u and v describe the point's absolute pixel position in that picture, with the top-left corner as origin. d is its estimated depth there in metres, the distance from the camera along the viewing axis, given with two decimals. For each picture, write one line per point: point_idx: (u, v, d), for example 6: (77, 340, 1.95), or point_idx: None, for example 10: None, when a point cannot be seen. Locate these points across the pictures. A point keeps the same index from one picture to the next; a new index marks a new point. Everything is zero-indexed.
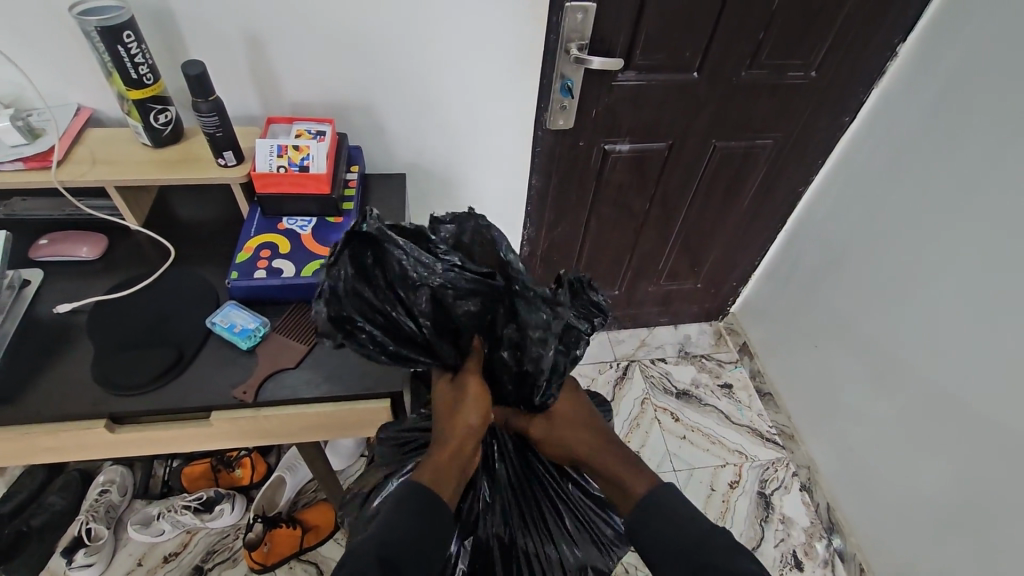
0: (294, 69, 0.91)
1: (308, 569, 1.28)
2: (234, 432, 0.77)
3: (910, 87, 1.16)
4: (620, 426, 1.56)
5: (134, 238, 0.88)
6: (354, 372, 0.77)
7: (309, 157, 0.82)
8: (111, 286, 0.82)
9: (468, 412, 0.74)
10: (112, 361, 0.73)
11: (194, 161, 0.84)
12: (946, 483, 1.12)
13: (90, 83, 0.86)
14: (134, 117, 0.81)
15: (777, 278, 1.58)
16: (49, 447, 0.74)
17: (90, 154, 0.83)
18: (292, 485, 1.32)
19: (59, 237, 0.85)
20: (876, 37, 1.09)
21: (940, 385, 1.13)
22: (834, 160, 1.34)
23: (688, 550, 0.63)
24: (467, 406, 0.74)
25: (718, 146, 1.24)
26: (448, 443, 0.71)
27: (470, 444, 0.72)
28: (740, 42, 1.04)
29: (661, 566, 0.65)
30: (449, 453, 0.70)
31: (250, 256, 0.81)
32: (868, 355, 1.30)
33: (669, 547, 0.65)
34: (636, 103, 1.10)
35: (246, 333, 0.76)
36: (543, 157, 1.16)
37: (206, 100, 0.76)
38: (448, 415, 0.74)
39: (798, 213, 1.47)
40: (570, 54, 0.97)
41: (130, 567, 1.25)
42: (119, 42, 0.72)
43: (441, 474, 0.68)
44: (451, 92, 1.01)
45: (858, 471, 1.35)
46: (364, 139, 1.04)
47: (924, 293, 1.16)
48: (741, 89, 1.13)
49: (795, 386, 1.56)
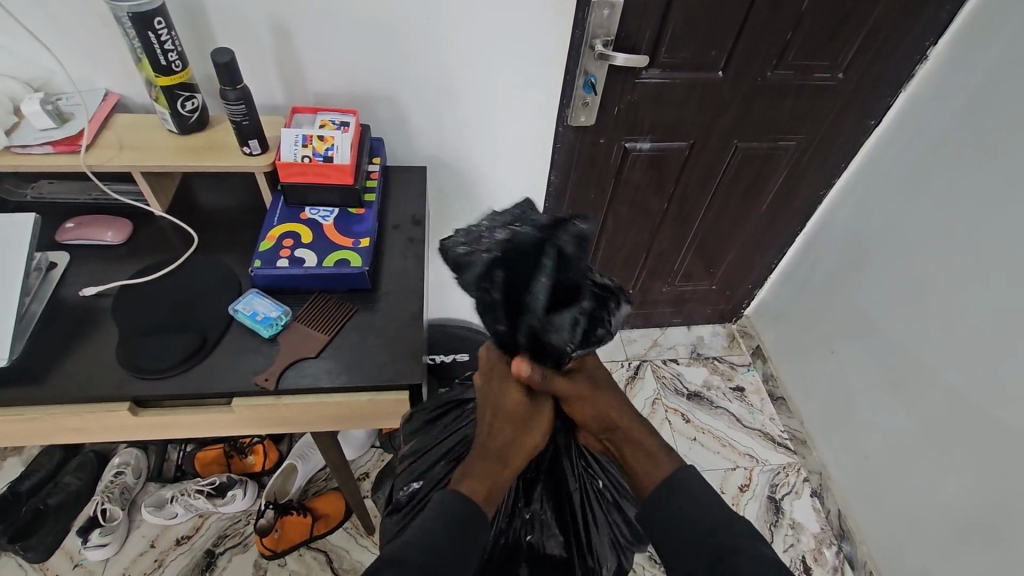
0: (320, 59, 0.92)
1: (318, 557, 1.29)
2: (253, 419, 0.78)
3: (939, 91, 1.14)
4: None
5: (158, 224, 0.89)
6: (374, 363, 0.78)
7: (333, 148, 0.82)
8: (135, 271, 0.83)
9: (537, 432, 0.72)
10: (136, 345, 0.74)
11: (220, 148, 0.85)
12: (963, 494, 1.11)
13: (119, 69, 0.86)
14: (162, 104, 0.81)
15: (794, 281, 1.57)
16: (72, 428, 0.75)
17: (117, 139, 0.84)
18: (304, 473, 1.33)
19: (85, 220, 0.86)
20: (906, 40, 1.08)
21: (959, 395, 1.11)
22: (856, 164, 1.33)
23: (702, 535, 0.61)
24: (532, 424, 0.72)
25: (741, 146, 1.23)
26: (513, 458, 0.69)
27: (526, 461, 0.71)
28: (766, 43, 1.03)
29: (674, 550, 0.63)
30: (509, 473, 0.68)
31: (273, 245, 0.81)
32: (886, 362, 1.29)
33: (687, 533, 0.62)
34: (658, 101, 1.10)
35: (268, 321, 0.77)
36: (563, 153, 1.16)
37: (234, 88, 0.76)
38: (518, 429, 0.71)
39: (818, 216, 1.45)
40: (594, 50, 0.96)
41: (143, 548, 1.27)
42: (149, 28, 0.73)
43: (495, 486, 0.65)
44: (474, 86, 1.00)
45: (872, 478, 1.33)
46: (386, 130, 1.04)
47: (946, 301, 1.15)
48: (766, 90, 1.12)
49: (809, 391, 1.54)
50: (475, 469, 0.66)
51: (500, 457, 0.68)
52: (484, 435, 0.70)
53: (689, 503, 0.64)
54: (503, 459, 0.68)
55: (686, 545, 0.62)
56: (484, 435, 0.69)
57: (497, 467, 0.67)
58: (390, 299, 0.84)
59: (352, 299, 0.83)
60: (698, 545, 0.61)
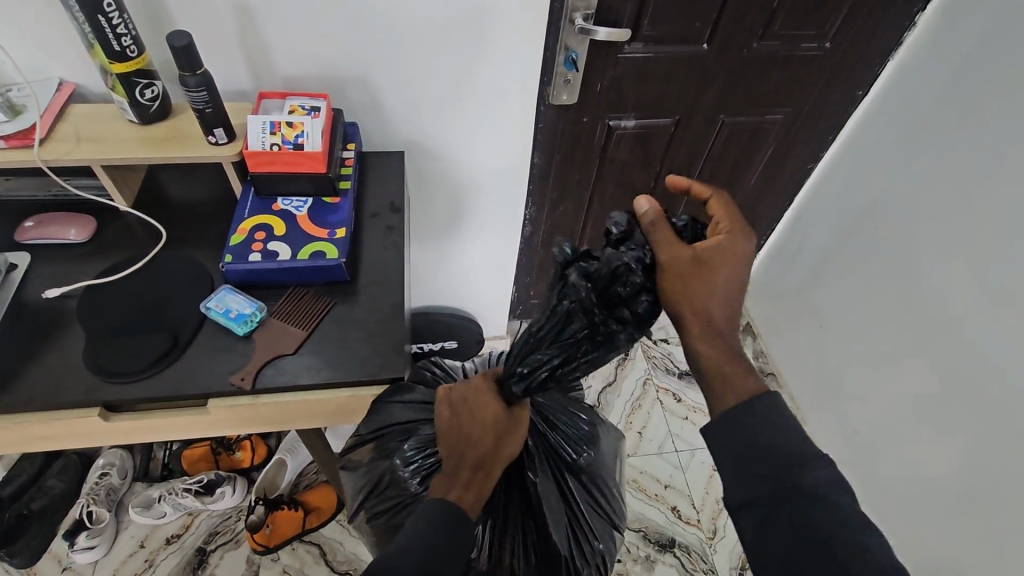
0: (286, 41, 0.87)
1: (311, 550, 1.28)
2: (232, 419, 0.75)
3: (927, 58, 1.12)
4: (621, 408, 1.55)
5: (124, 220, 0.85)
6: (355, 358, 0.75)
7: (303, 135, 0.79)
8: (102, 269, 0.79)
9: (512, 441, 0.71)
10: (104, 348, 0.71)
11: (184, 138, 0.81)
12: (951, 464, 1.12)
13: (73, 56, 0.81)
14: (119, 92, 0.77)
15: (784, 256, 1.56)
16: (42, 436, 0.73)
17: (74, 132, 0.79)
18: (293, 467, 1.32)
19: (45, 219, 0.82)
20: (893, 7, 1.05)
21: (949, 366, 1.12)
22: (844, 136, 1.31)
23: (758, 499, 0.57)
24: (508, 438, 0.71)
25: (727, 121, 1.20)
26: (494, 466, 0.67)
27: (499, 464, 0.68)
28: (753, 12, 1.00)
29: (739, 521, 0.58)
30: (492, 481, 0.66)
31: (244, 238, 0.78)
32: (875, 336, 1.29)
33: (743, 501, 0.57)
34: (642, 77, 1.07)
35: (242, 318, 0.74)
36: (546, 133, 1.13)
37: (194, 73, 0.72)
38: (499, 440, 0.69)
39: (807, 190, 1.43)
40: (574, 25, 0.94)
41: (132, 549, 1.26)
42: (99, 12, 0.68)
43: (473, 491, 0.64)
44: (451, 66, 0.96)
45: (862, 451, 1.34)
46: (361, 114, 1.00)
47: (935, 273, 1.14)
48: (752, 62, 1.09)
49: (798, 366, 1.55)
50: (459, 476, 0.64)
51: (480, 466, 0.66)
52: (464, 440, 0.68)
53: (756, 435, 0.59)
54: (486, 469, 0.66)
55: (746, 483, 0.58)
56: (469, 448, 0.67)
57: (476, 473, 0.65)
58: (370, 291, 0.81)
59: (329, 292, 0.80)
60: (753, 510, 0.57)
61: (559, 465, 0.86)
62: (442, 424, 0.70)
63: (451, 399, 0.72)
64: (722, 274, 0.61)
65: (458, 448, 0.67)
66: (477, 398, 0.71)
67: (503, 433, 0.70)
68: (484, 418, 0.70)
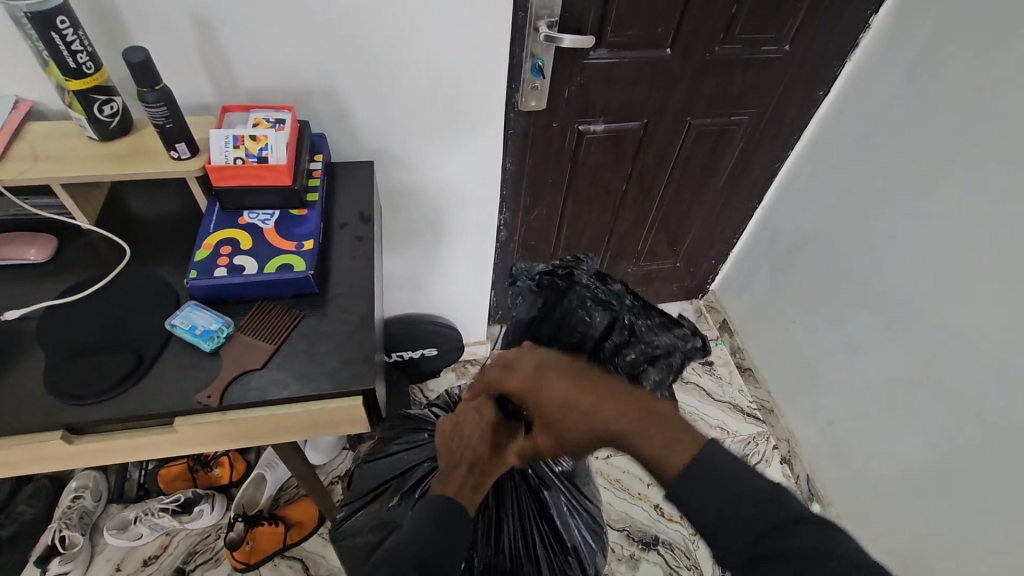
0: (250, 53, 0.87)
1: (293, 565, 1.27)
2: (202, 437, 0.75)
3: (885, 58, 1.15)
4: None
5: (87, 238, 0.84)
6: (326, 370, 0.75)
7: (267, 148, 0.78)
8: (63, 289, 0.78)
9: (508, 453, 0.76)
10: (66, 370, 0.70)
11: (146, 154, 0.80)
12: (924, 453, 1.15)
13: (28, 75, 0.80)
14: (76, 109, 0.76)
15: (756, 254, 1.59)
16: (4, 462, 0.71)
17: (32, 150, 0.78)
18: (273, 482, 1.30)
19: (4, 239, 0.80)
20: (846, 13, 1.09)
21: (916, 358, 1.15)
22: (809, 135, 1.34)
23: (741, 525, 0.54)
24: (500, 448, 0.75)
25: (694, 123, 1.22)
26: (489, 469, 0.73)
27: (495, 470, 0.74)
28: (714, 17, 1.02)
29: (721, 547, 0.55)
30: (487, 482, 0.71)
31: (210, 253, 0.77)
32: (847, 330, 1.32)
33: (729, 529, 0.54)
34: (609, 82, 1.08)
35: (208, 334, 0.73)
36: (517, 139, 1.13)
37: (153, 89, 0.72)
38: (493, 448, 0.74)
39: (775, 188, 1.46)
40: (540, 33, 0.95)
41: (108, 573, 1.23)
42: (52, 29, 0.67)
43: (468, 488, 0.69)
44: (417, 74, 0.96)
45: (839, 443, 1.37)
46: (329, 125, 1.00)
47: (900, 267, 1.17)
48: (716, 65, 1.11)
49: (774, 362, 1.57)
50: (455, 474, 0.70)
51: (476, 467, 0.72)
52: (461, 447, 0.74)
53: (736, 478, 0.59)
54: (482, 470, 0.72)
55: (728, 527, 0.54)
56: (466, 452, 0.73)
57: (469, 473, 0.70)
58: (341, 302, 0.81)
59: (299, 305, 0.80)
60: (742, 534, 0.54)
61: (559, 473, 1.00)
62: (444, 436, 0.77)
63: (452, 420, 0.79)
64: (569, 420, 0.69)
65: (454, 455, 0.73)
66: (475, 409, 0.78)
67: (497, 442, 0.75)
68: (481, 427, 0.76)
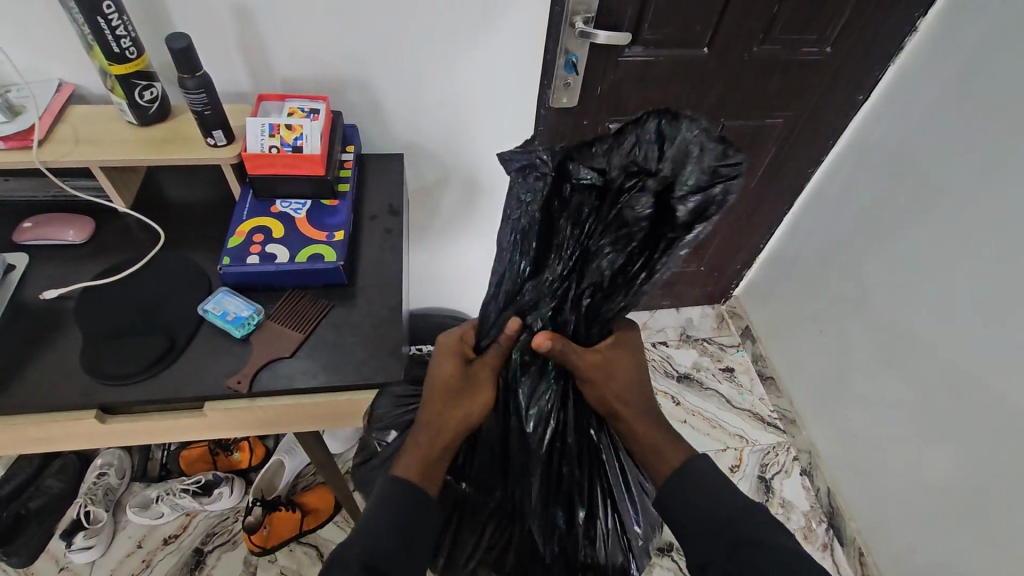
0: (285, 43, 0.87)
1: (309, 552, 1.28)
2: (229, 421, 0.76)
3: (933, 63, 1.11)
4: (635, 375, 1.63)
5: (123, 221, 0.85)
6: (354, 360, 0.75)
7: (303, 137, 0.79)
8: (99, 271, 0.79)
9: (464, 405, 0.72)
10: (100, 351, 0.71)
11: (183, 140, 0.80)
12: (951, 469, 1.11)
13: (73, 59, 0.82)
14: (118, 94, 0.76)
15: (782, 262, 1.56)
16: (39, 438, 0.73)
17: (73, 133, 0.79)
18: (292, 468, 1.32)
19: (45, 220, 0.82)
20: (893, 14, 1.05)
21: (948, 373, 1.11)
22: (844, 143, 1.31)
23: (719, 526, 0.61)
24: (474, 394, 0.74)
25: (728, 125, 1.19)
26: (442, 434, 0.70)
27: (447, 433, 0.70)
28: (753, 18, 1.00)
29: (698, 539, 0.62)
30: (441, 446, 0.69)
31: (243, 240, 0.78)
32: (876, 340, 1.28)
33: (705, 523, 0.62)
34: (643, 79, 1.06)
35: (239, 321, 0.74)
36: (546, 136, 1.12)
37: (193, 76, 0.72)
38: (455, 395, 0.73)
39: (806, 194, 1.44)
40: (574, 29, 0.93)
41: (129, 549, 1.26)
42: (98, 13, 0.68)
43: (427, 467, 0.67)
44: (450, 69, 0.96)
45: (862, 456, 1.34)
46: (362, 117, 1.00)
47: (937, 279, 1.13)
48: (753, 66, 1.08)
49: (797, 370, 1.55)
50: (416, 444, 0.68)
51: (434, 429, 0.70)
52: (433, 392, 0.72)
53: (696, 486, 0.65)
54: (437, 431, 0.70)
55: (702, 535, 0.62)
56: (432, 415, 0.71)
57: (426, 435, 0.69)
58: (368, 293, 0.81)
59: (327, 295, 0.80)
60: (715, 537, 0.61)
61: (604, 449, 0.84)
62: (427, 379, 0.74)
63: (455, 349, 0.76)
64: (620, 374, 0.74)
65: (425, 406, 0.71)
66: (446, 342, 0.76)
67: (463, 388, 0.73)
68: (443, 370, 0.73)
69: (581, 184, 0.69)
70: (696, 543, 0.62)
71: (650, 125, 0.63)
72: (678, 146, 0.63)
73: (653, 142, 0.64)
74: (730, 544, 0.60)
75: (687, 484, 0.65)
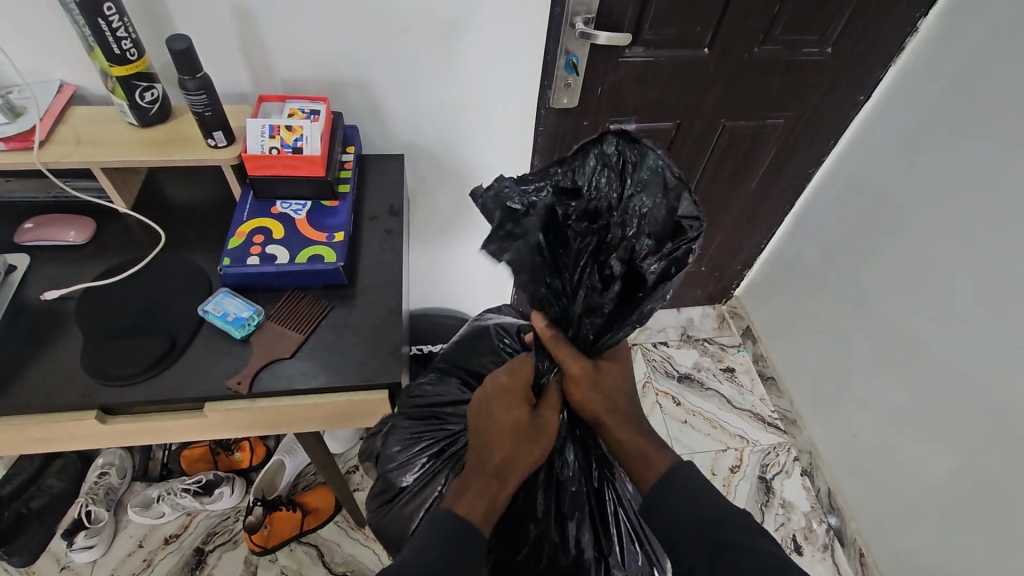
0: (285, 43, 0.87)
1: (309, 552, 1.28)
2: (230, 422, 0.76)
3: (934, 63, 1.11)
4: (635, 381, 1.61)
5: (123, 222, 0.85)
6: (353, 361, 0.75)
7: (303, 138, 0.79)
8: (100, 271, 0.79)
9: (528, 448, 0.68)
10: (100, 352, 0.71)
11: (184, 141, 0.81)
12: (951, 470, 1.11)
13: (74, 60, 0.82)
14: (119, 95, 0.77)
15: (783, 262, 1.56)
16: (40, 438, 0.73)
17: (75, 134, 0.79)
18: (292, 468, 1.32)
19: (46, 220, 0.83)
20: (894, 14, 1.05)
21: (949, 374, 1.11)
22: (845, 143, 1.31)
23: (705, 529, 0.62)
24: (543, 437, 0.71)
25: (729, 125, 1.19)
26: (508, 478, 0.66)
27: (510, 479, 0.66)
28: (754, 19, 1.00)
29: (683, 543, 0.62)
30: (508, 489, 0.65)
31: (243, 241, 0.78)
32: (877, 340, 1.28)
33: (692, 527, 0.62)
34: (644, 80, 1.06)
35: (239, 322, 0.74)
36: (546, 137, 1.12)
37: (193, 77, 0.72)
38: (521, 443, 0.68)
39: (807, 194, 1.43)
40: (575, 29, 0.93)
41: (130, 549, 1.26)
42: (99, 15, 0.68)
43: (487, 509, 0.63)
44: (451, 70, 0.96)
45: (862, 456, 1.34)
46: (362, 118, 1.00)
47: (938, 280, 1.13)
48: (754, 66, 1.08)
49: (798, 370, 1.54)
50: (474, 482, 0.65)
51: (499, 473, 0.66)
52: (491, 433, 0.69)
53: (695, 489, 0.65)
54: (502, 476, 0.66)
55: (689, 540, 0.62)
56: (491, 455, 0.67)
57: (490, 478, 0.65)
58: (368, 294, 0.81)
59: (327, 296, 0.80)
60: (700, 540, 0.61)
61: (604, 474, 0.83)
62: (480, 418, 0.71)
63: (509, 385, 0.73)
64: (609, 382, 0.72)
65: (483, 447, 0.68)
66: (500, 382, 0.73)
67: (528, 428, 0.69)
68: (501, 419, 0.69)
69: (545, 211, 0.69)
70: (688, 547, 0.62)
71: (611, 144, 0.66)
72: (633, 159, 0.66)
73: (613, 160, 0.67)
74: (715, 548, 0.61)
75: (686, 489, 0.65)
